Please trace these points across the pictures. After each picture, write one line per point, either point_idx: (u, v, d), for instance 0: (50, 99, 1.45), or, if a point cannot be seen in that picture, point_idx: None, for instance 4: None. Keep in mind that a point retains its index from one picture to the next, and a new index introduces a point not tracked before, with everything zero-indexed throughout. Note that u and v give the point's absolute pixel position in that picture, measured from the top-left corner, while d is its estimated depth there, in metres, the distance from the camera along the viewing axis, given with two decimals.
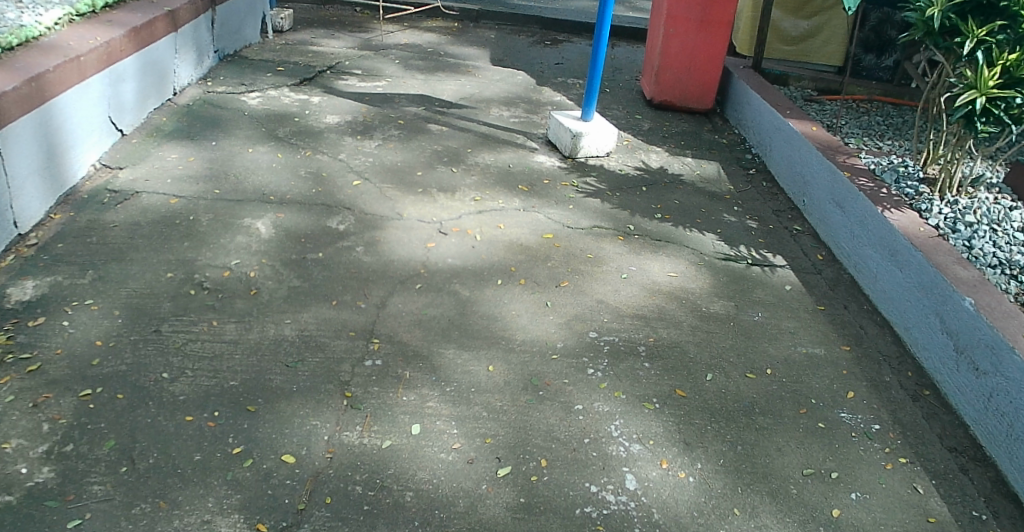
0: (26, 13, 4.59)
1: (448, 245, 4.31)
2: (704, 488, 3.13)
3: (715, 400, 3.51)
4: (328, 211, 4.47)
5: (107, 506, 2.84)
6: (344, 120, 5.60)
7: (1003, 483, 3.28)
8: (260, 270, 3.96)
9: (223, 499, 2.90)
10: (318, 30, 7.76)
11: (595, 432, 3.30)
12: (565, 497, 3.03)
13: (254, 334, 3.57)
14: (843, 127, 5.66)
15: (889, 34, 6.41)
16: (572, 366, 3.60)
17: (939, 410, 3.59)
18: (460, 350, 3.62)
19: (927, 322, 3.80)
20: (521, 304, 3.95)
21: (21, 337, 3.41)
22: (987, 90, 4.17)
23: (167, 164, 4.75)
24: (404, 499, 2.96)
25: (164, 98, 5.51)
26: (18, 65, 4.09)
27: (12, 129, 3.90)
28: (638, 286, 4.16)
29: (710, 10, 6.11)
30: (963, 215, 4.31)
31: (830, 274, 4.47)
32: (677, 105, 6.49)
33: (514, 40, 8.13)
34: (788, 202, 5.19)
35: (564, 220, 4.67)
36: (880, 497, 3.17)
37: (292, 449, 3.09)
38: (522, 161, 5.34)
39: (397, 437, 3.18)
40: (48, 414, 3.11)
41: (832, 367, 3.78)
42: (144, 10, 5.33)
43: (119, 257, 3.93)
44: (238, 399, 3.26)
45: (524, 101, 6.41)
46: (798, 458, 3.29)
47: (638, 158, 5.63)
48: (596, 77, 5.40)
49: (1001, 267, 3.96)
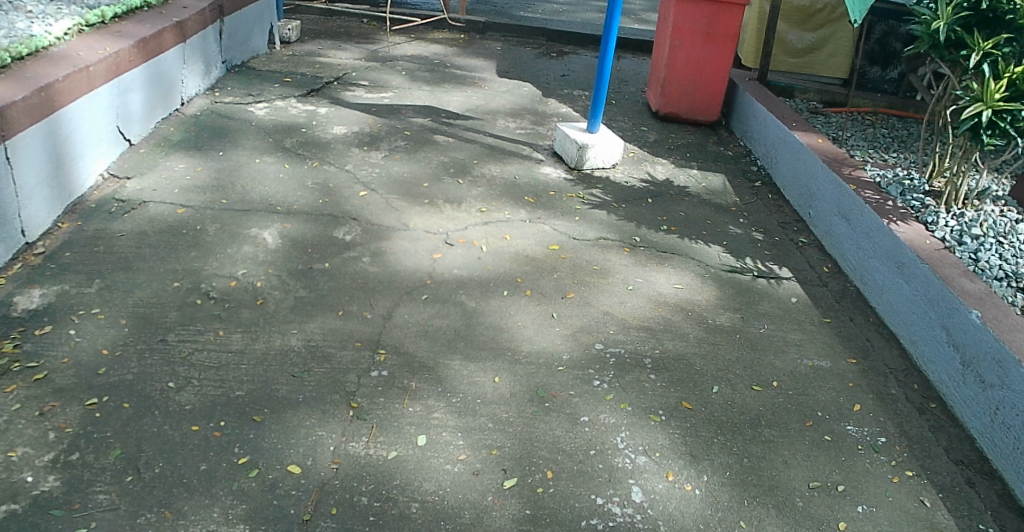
0: (36, 23, 4.65)
1: (454, 255, 4.32)
2: (710, 501, 3.12)
3: (721, 413, 3.50)
4: (334, 222, 4.48)
5: (112, 515, 2.83)
6: (351, 130, 5.63)
7: (1011, 497, 3.26)
8: (266, 279, 3.96)
9: (228, 509, 2.90)
10: (325, 41, 7.81)
11: (601, 444, 3.29)
12: (570, 509, 3.02)
13: (260, 344, 3.58)
14: (848, 139, 5.67)
15: (894, 46, 6.41)
16: (578, 378, 3.60)
17: (945, 423, 3.57)
18: (466, 362, 3.62)
19: (933, 335, 3.79)
20: (527, 316, 3.94)
21: (27, 346, 3.42)
22: (993, 103, 4.16)
23: (175, 174, 4.77)
24: (410, 510, 2.96)
25: (172, 109, 5.53)
26: (28, 75, 4.12)
27: (21, 138, 3.92)
28: (644, 298, 4.16)
29: (716, 23, 6.15)
30: (969, 227, 4.31)
31: (836, 286, 4.47)
32: (682, 117, 6.50)
33: (520, 52, 8.16)
34: (794, 214, 5.19)
35: (570, 232, 4.68)
36: (887, 510, 3.16)
37: (297, 460, 3.09)
38: (528, 173, 5.35)
39: (403, 448, 3.18)
40: (55, 423, 3.11)
41: (839, 380, 3.77)
42: (153, 21, 5.36)
43: (126, 266, 3.93)
44: (244, 408, 3.26)
45: (530, 112, 6.43)
46: (805, 471, 3.28)
47: (643, 170, 5.63)
48: (603, 88, 5.41)
49: (1007, 279, 3.95)
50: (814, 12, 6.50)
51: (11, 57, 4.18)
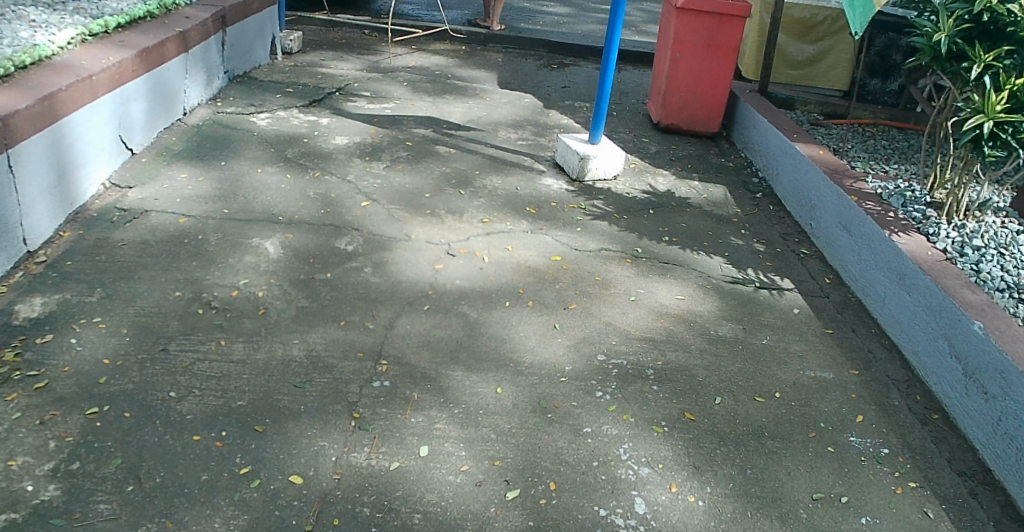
0: (39, 33, 4.66)
1: (456, 266, 4.32)
2: (714, 513, 3.10)
3: (724, 424, 3.49)
4: (337, 232, 4.48)
5: (112, 526, 2.81)
6: (353, 141, 5.64)
7: (1014, 507, 3.25)
8: (268, 289, 3.96)
9: (230, 519, 2.88)
10: (326, 52, 7.83)
11: (603, 455, 3.28)
12: (574, 520, 3.00)
13: (262, 354, 3.56)
14: (849, 151, 5.68)
15: (894, 58, 6.44)
16: (581, 389, 3.58)
17: (948, 434, 3.57)
18: (469, 372, 3.61)
19: (935, 345, 3.79)
20: (529, 326, 3.93)
21: (28, 354, 3.41)
22: (995, 115, 4.17)
23: (177, 184, 4.77)
24: (412, 521, 2.94)
25: (173, 118, 5.53)
26: (30, 84, 4.11)
27: (24, 147, 3.92)
28: (646, 309, 4.15)
29: (716, 34, 6.18)
30: (971, 239, 4.32)
31: (838, 297, 4.46)
32: (683, 128, 6.50)
33: (522, 63, 8.18)
34: (795, 226, 5.19)
35: (572, 243, 4.67)
36: (890, 522, 3.14)
37: (300, 470, 3.07)
38: (529, 184, 5.34)
39: (406, 458, 3.17)
40: (55, 432, 3.10)
41: (841, 391, 3.76)
42: (156, 31, 5.37)
43: (127, 275, 3.92)
44: (245, 418, 3.24)
45: (532, 124, 6.44)
46: (808, 482, 3.27)
47: (645, 181, 5.63)
48: (604, 99, 5.41)
49: (1009, 291, 3.95)
50: (813, 24, 6.51)
51: (13, 67, 4.18)
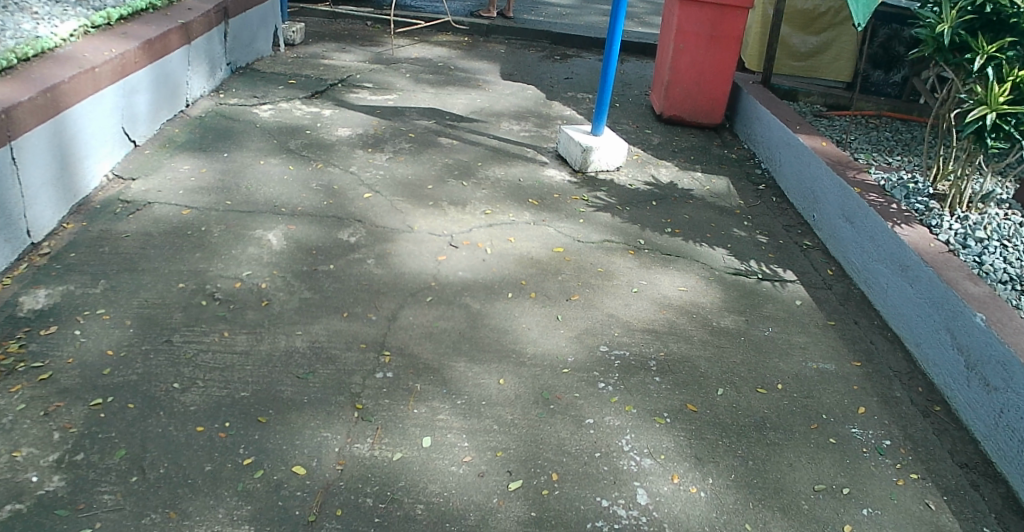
0: (42, 24, 4.67)
1: (459, 258, 4.32)
2: (715, 504, 3.11)
3: (726, 416, 3.50)
4: (339, 224, 4.49)
5: (117, 516, 2.83)
6: (355, 132, 5.63)
7: (1015, 499, 3.26)
8: (271, 281, 3.96)
9: (233, 509, 2.89)
10: (329, 43, 7.81)
11: (606, 446, 3.29)
12: (576, 511, 3.01)
13: (266, 345, 3.58)
14: (853, 142, 5.67)
15: (898, 50, 6.41)
16: (583, 380, 3.59)
17: (950, 426, 3.57)
18: (471, 364, 3.62)
19: (938, 337, 3.79)
20: (531, 318, 3.94)
21: (33, 346, 3.42)
22: (998, 106, 4.14)
23: (180, 175, 4.78)
24: (415, 512, 2.95)
25: (175, 110, 5.52)
26: (34, 76, 4.12)
27: (27, 139, 3.92)
28: (649, 300, 4.16)
29: (720, 25, 6.17)
30: (974, 230, 4.31)
31: (840, 289, 4.46)
32: (686, 120, 6.50)
33: (525, 55, 8.16)
34: (798, 217, 5.18)
35: (575, 235, 4.67)
36: (891, 513, 3.15)
37: (303, 461, 3.09)
38: (532, 176, 5.34)
39: (408, 449, 3.18)
40: (60, 423, 3.11)
41: (844, 383, 3.76)
42: (158, 23, 5.36)
43: (131, 267, 3.94)
44: (249, 410, 3.26)
45: (534, 116, 6.43)
46: (810, 474, 3.27)
47: (648, 173, 5.63)
48: (607, 91, 5.39)
49: (1011, 283, 3.95)
50: (816, 15, 6.49)
51: (17, 58, 4.19)
